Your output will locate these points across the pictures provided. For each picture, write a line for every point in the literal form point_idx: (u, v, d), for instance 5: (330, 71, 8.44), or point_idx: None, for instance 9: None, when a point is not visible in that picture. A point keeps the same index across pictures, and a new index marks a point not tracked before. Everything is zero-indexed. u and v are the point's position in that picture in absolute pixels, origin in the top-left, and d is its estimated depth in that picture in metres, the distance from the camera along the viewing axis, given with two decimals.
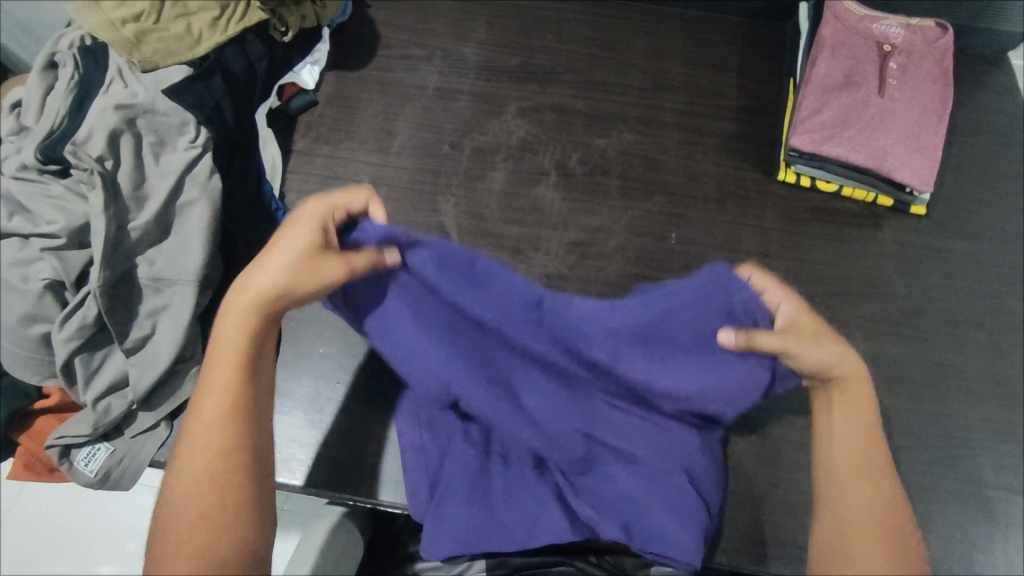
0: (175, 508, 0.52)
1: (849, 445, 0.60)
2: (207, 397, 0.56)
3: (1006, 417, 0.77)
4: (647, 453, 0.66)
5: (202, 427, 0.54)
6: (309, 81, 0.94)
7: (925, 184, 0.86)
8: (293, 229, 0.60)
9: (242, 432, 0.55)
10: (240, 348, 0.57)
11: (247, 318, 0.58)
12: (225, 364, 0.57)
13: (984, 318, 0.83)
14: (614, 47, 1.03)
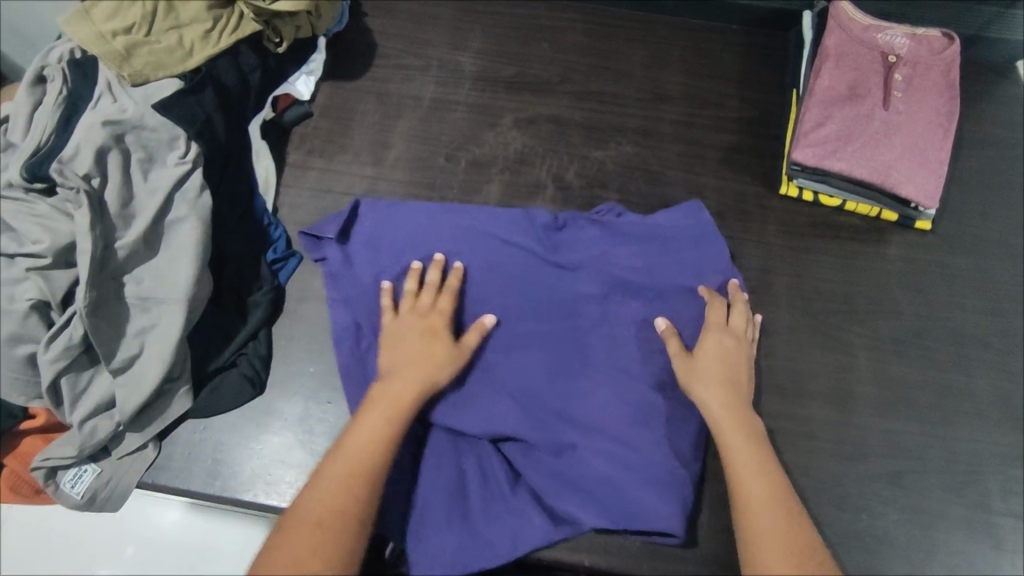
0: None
1: (750, 472, 0.64)
2: (329, 484, 0.60)
3: (1013, 440, 0.75)
4: (628, 447, 0.71)
5: (313, 514, 0.59)
6: (304, 92, 0.93)
7: (931, 200, 0.84)
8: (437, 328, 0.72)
9: (345, 535, 0.58)
10: (373, 458, 0.62)
11: (388, 424, 0.65)
12: (355, 463, 0.62)
13: (990, 336, 0.81)
14: (613, 56, 1.01)
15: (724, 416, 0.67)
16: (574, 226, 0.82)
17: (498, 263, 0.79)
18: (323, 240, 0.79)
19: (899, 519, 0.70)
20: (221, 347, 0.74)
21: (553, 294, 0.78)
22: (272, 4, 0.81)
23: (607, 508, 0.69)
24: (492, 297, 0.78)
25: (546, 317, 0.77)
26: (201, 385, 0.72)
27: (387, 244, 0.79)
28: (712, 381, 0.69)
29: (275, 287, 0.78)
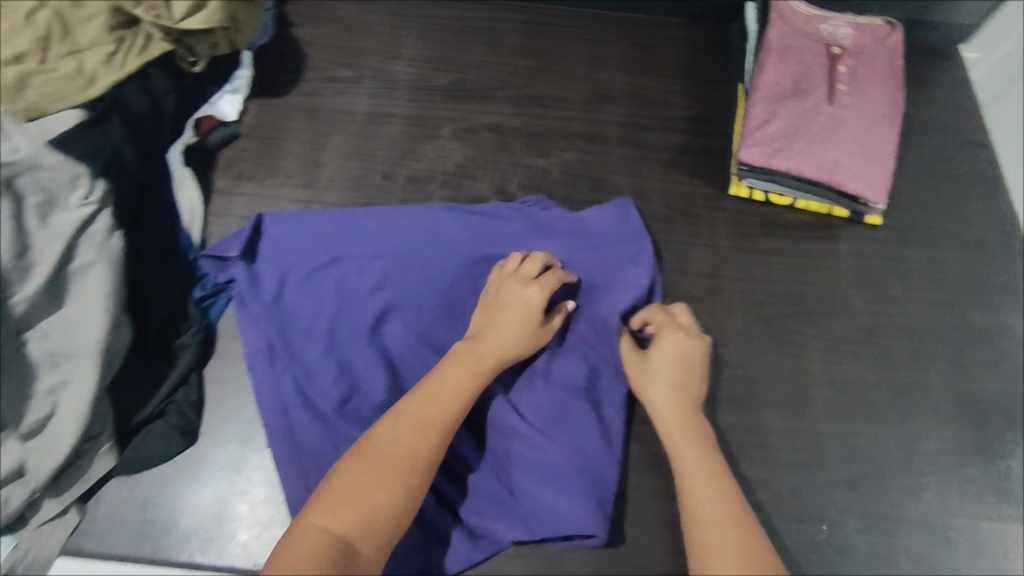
0: (313, 520, 0.57)
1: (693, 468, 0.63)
2: (400, 427, 0.62)
3: (969, 435, 0.74)
4: (553, 450, 0.70)
5: (384, 451, 0.60)
6: (229, 113, 0.87)
7: (879, 195, 0.82)
8: (509, 304, 0.71)
9: (407, 479, 0.59)
10: (448, 410, 0.63)
11: (468, 384, 0.65)
12: (431, 411, 0.63)
13: (942, 330, 0.80)
14: (554, 57, 0.98)
15: (676, 420, 0.67)
16: (490, 222, 0.80)
17: (410, 265, 0.77)
18: (228, 260, 0.76)
19: (857, 526, 0.70)
20: (146, 397, 0.69)
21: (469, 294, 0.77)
22: (181, 22, 0.75)
23: (523, 515, 0.68)
24: (405, 301, 0.76)
25: (454, 311, 0.76)
26: (126, 440, 0.68)
27: (295, 257, 0.77)
28: (667, 383, 0.68)
29: (205, 326, 0.74)
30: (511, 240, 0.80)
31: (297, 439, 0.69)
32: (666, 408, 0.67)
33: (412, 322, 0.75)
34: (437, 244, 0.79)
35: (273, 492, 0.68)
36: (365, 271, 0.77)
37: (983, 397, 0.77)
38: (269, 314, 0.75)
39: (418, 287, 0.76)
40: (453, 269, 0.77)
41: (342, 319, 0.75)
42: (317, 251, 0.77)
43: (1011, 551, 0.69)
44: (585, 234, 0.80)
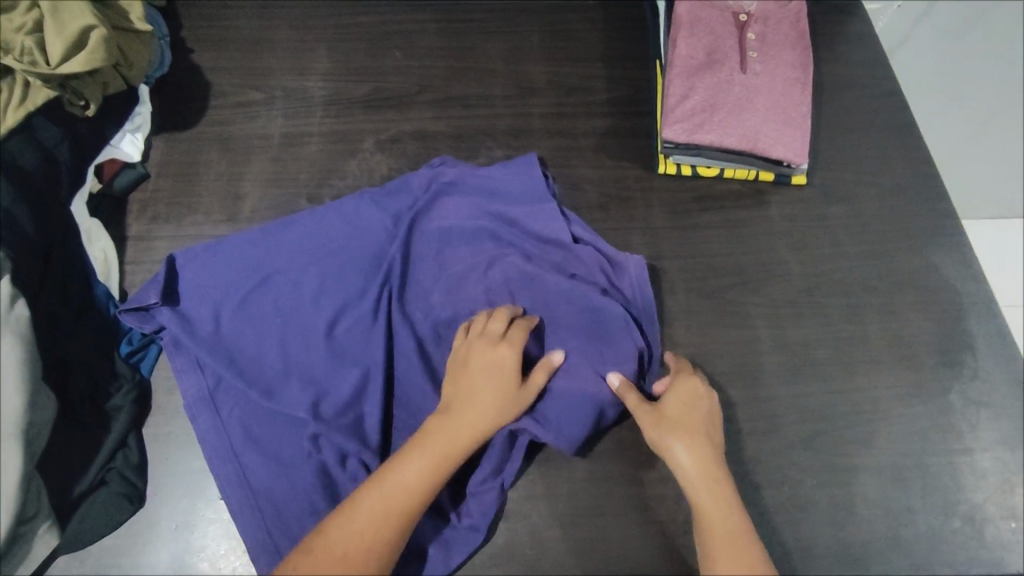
0: (343, 529, 0.56)
1: (721, 545, 0.60)
2: (357, 518, 0.57)
3: (910, 378, 0.78)
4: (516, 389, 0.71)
5: (338, 546, 0.56)
6: (134, 153, 0.83)
7: (800, 157, 0.84)
8: (488, 399, 0.65)
9: (359, 574, 0.55)
10: (410, 503, 0.59)
11: (430, 477, 0.60)
12: (393, 503, 0.58)
13: (875, 280, 0.83)
14: (470, 54, 0.96)
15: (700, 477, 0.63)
16: (403, 198, 0.78)
17: (336, 261, 0.74)
18: (151, 309, 0.71)
19: (816, 483, 0.72)
20: (82, 467, 0.65)
21: (403, 279, 0.75)
22: (58, 67, 0.70)
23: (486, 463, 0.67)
24: (344, 298, 0.73)
25: (387, 294, 0.73)
26: (67, 514, 0.64)
27: (223, 287, 0.72)
28: (682, 430, 0.65)
29: (138, 381, 0.70)
30: (441, 224, 0.77)
31: (250, 482, 0.66)
32: (687, 464, 0.64)
33: (353, 321, 0.72)
34: (360, 234, 0.76)
35: (232, 543, 0.66)
36: (297, 282, 0.73)
37: (920, 339, 0.80)
38: (201, 350, 0.69)
39: (345, 279, 0.73)
40: (382, 255, 0.75)
41: (285, 333, 0.71)
42: (243, 272, 0.73)
43: (958, 482, 0.73)
44: (495, 191, 0.79)
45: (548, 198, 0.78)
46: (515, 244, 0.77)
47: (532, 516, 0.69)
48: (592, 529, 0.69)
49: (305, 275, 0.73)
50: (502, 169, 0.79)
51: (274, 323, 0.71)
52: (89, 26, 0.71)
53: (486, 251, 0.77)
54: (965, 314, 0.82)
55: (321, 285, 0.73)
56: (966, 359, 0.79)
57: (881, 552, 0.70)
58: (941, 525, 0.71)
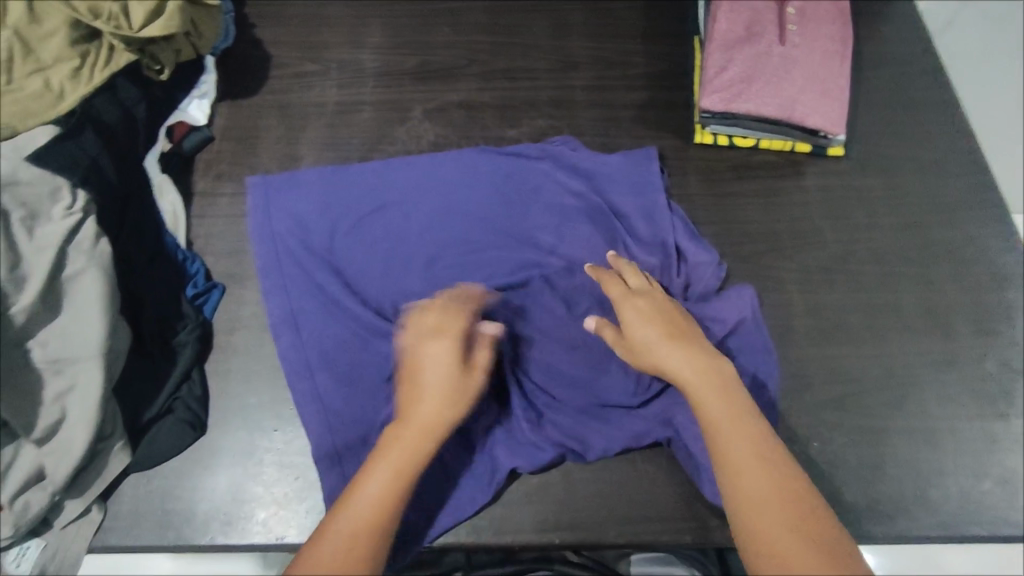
0: (379, 474, 0.60)
1: (722, 417, 0.61)
2: (373, 476, 0.60)
3: (943, 345, 0.78)
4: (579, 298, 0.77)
5: (361, 505, 0.58)
6: (200, 117, 0.89)
7: (838, 127, 0.86)
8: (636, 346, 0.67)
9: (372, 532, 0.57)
10: (416, 455, 0.61)
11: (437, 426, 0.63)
12: (404, 457, 0.61)
13: (913, 251, 0.84)
14: (515, 30, 1.00)
15: (699, 378, 0.63)
16: (522, 154, 0.85)
17: (441, 202, 0.82)
18: (267, 220, 0.80)
19: (846, 441, 0.73)
20: (153, 395, 0.70)
21: (496, 224, 0.81)
22: (140, 31, 0.76)
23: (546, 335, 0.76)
24: (441, 238, 0.80)
25: (481, 244, 0.80)
26: (140, 436, 0.69)
27: (338, 216, 0.81)
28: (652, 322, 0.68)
29: (202, 322, 0.75)
30: (544, 182, 0.83)
31: (323, 400, 0.71)
32: (673, 360, 0.65)
33: (442, 266, 0.78)
34: (471, 187, 0.83)
35: (285, 472, 0.71)
36: (407, 217, 0.81)
37: (957, 309, 0.80)
38: (310, 256, 0.78)
39: (443, 223, 0.81)
40: (481, 205, 0.82)
41: (384, 255, 0.79)
42: (358, 196, 0.82)
43: (993, 449, 0.73)
44: (599, 172, 0.84)
45: (642, 184, 0.83)
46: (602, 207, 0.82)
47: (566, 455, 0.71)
48: (624, 476, 0.71)
49: (410, 218, 0.81)
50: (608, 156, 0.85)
51: (376, 246, 0.79)
52: None
53: (569, 217, 0.81)
54: (1004, 284, 0.82)
55: (424, 228, 0.80)
56: (1004, 329, 0.79)
57: (911, 510, 0.70)
58: (974, 487, 0.71)
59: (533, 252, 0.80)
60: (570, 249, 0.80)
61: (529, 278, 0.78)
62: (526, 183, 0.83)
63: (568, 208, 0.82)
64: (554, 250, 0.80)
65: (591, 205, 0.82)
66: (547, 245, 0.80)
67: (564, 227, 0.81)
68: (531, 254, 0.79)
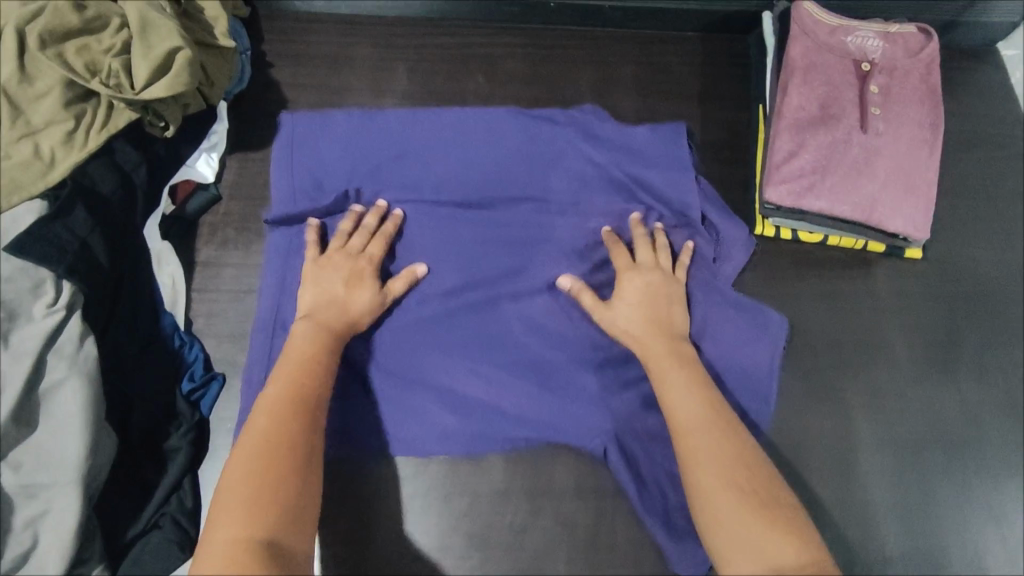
0: (298, 349, 0.63)
1: (683, 401, 0.62)
2: (268, 415, 0.57)
3: (1011, 489, 0.73)
4: (596, 266, 0.75)
5: (258, 441, 0.55)
6: (208, 174, 0.80)
7: (921, 231, 0.76)
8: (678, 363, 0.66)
9: (281, 457, 0.54)
10: (311, 386, 0.60)
11: (316, 350, 0.63)
12: (298, 390, 0.59)
13: (987, 376, 0.76)
14: (556, 84, 0.90)
15: (663, 357, 0.66)
16: (555, 118, 0.78)
17: (461, 163, 0.77)
18: (294, 148, 0.76)
19: None
20: (138, 510, 0.63)
21: (523, 185, 0.77)
22: (143, 91, 0.67)
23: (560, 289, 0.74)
24: (462, 192, 0.76)
25: (501, 203, 0.77)
26: (120, 557, 0.62)
27: (360, 153, 0.76)
28: (638, 302, 0.69)
29: (197, 421, 0.68)
30: (574, 148, 0.77)
31: None
32: (638, 328, 0.68)
33: (458, 218, 0.76)
34: (500, 146, 0.77)
35: None
36: (429, 166, 0.77)
37: None
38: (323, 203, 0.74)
39: (465, 179, 0.77)
40: (508, 166, 0.77)
41: (401, 205, 0.76)
42: (379, 144, 0.76)
43: None
44: (635, 149, 0.78)
45: (678, 160, 0.78)
46: (629, 175, 0.77)
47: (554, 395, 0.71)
48: None
49: (433, 173, 0.76)
50: (647, 129, 0.79)
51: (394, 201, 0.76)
52: (176, 49, 0.68)
53: (593, 189, 0.77)
54: None
55: (445, 182, 0.76)
56: None
57: None
58: None
59: (551, 224, 0.76)
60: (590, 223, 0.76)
61: (547, 247, 0.75)
62: (558, 147, 0.78)
63: (593, 176, 0.77)
64: (577, 221, 0.76)
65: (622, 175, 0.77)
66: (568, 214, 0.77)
67: (588, 200, 0.77)
68: (550, 222, 0.76)
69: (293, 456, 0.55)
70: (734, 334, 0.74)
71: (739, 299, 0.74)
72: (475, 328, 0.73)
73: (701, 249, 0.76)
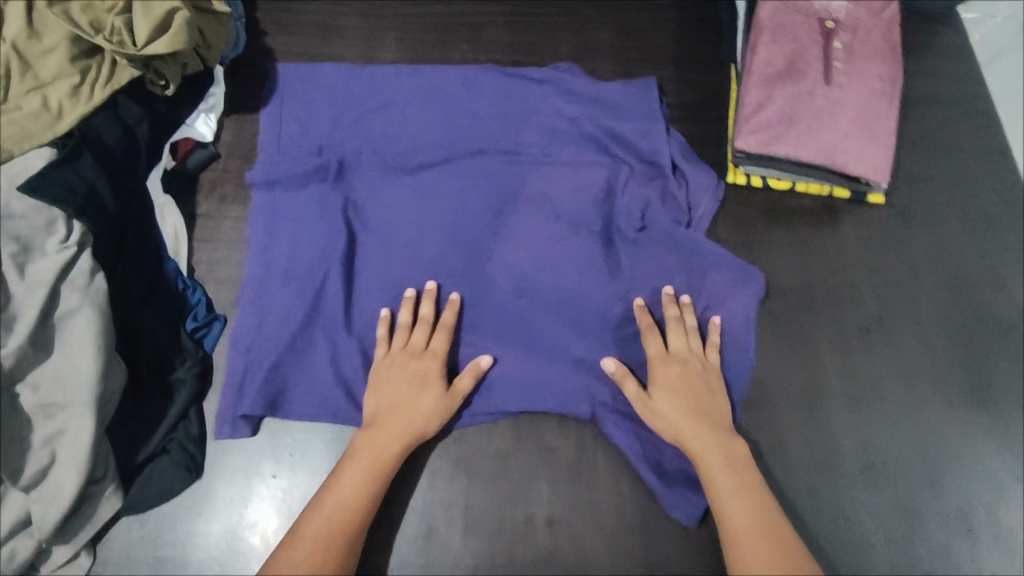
0: (360, 463, 0.65)
1: (723, 478, 0.65)
2: (325, 504, 0.64)
3: (981, 421, 0.73)
4: (565, 208, 0.80)
5: (319, 529, 0.62)
6: (207, 134, 0.83)
7: (881, 175, 0.80)
8: (723, 437, 0.67)
9: (341, 543, 0.62)
10: (371, 485, 0.65)
11: (373, 474, 0.65)
12: (353, 498, 0.64)
13: (955, 315, 0.78)
14: (537, 50, 0.94)
15: (708, 441, 0.66)
16: (528, 77, 0.86)
17: (437, 117, 0.84)
18: (284, 104, 0.86)
19: (875, 521, 0.70)
20: (147, 436, 0.68)
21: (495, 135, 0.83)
22: (143, 48, 0.71)
23: (528, 228, 0.79)
24: (436, 143, 0.83)
25: (475, 152, 0.82)
26: (132, 478, 0.67)
27: (345, 108, 0.85)
28: (681, 387, 0.69)
29: (202, 358, 0.72)
30: (542, 101, 0.84)
31: (308, 268, 0.77)
32: (682, 410, 0.68)
33: (430, 165, 0.81)
34: (473, 103, 0.85)
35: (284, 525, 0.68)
36: (405, 120, 0.84)
37: (1002, 383, 0.75)
38: (307, 144, 0.83)
39: (442, 132, 0.83)
40: (482, 119, 0.84)
41: (380, 154, 0.82)
42: (361, 97, 0.85)
43: None
44: (607, 102, 0.84)
45: (652, 113, 0.83)
46: (598, 125, 0.83)
47: (530, 329, 0.75)
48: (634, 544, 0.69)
49: (410, 127, 0.84)
50: (617, 87, 0.85)
51: (373, 142, 0.83)
52: (175, 10, 0.72)
53: (564, 140, 0.82)
54: None
55: (423, 134, 0.83)
56: None
57: None
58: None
59: (523, 170, 0.81)
60: (560, 168, 0.81)
61: (524, 189, 0.80)
62: (530, 103, 0.84)
63: (567, 127, 0.83)
64: (546, 166, 0.81)
65: (594, 126, 0.83)
66: (538, 160, 0.82)
67: (561, 148, 0.82)
68: (523, 168, 0.81)
69: (350, 538, 0.63)
70: (711, 279, 0.76)
71: (715, 249, 0.76)
72: (448, 266, 0.77)
73: (675, 195, 0.80)
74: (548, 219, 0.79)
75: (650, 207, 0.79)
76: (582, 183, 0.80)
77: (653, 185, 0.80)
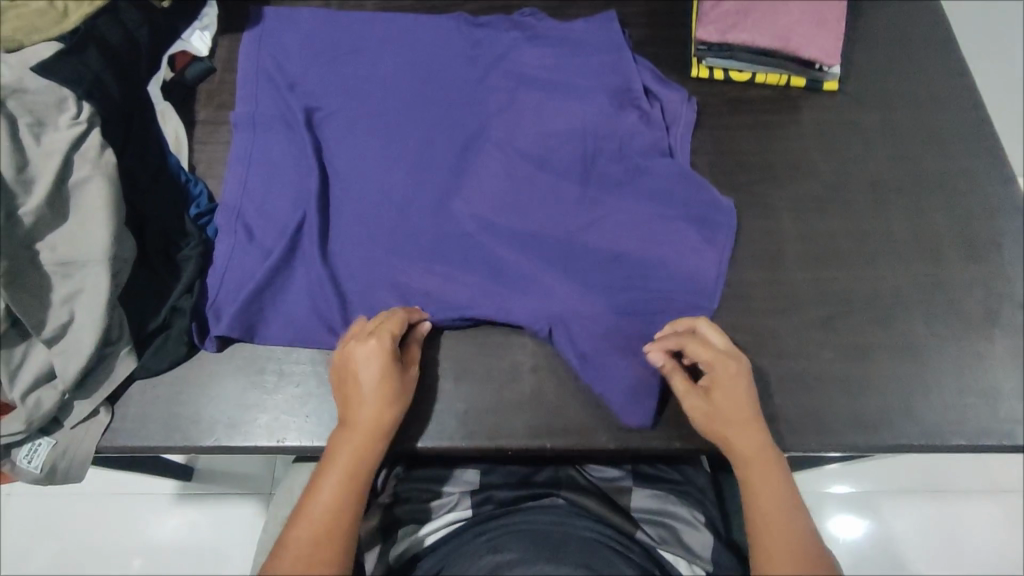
0: (339, 460, 0.63)
1: (761, 484, 0.64)
2: (311, 506, 0.61)
3: (930, 272, 0.79)
4: (535, 138, 0.84)
5: (309, 531, 0.60)
6: (202, 48, 0.89)
7: (832, 58, 0.86)
8: (765, 445, 0.66)
9: (334, 544, 0.60)
10: (354, 478, 0.63)
11: (355, 463, 0.63)
12: (339, 490, 0.62)
13: (903, 183, 0.84)
14: None
15: (749, 444, 0.66)
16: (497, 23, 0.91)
17: (411, 57, 0.88)
18: (262, 40, 0.88)
19: (835, 356, 0.75)
20: (156, 308, 0.72)
21: (466, 72, 0.88)
22: None
23: (501, 154, 0.83)
24: (410, 83, 0.87)
25: (449, 89, 0.87)
26: (144, 344, 0.72)
27: (322, 47, 0.88)
28: (733, 391, 0.67)
29: (205, 241, 0.78)
30: (509, 44, 0.89)
31: (289, 199, 0.80)
32: (730, 410, 0.67)
33: (403, 100, 0.86)
34: (445, 44, 0.89)
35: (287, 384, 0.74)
36: (377, 62, 0.88)
37: (947, 238, 0.81)
38: (280, 79, 0.86)
39: (416, 72, 0.87)
40: (454, 59, 0.88)
41: (357, 88, 0.86)
42: (336, 38, 0.89)
43: (972, 364, 0.75)
44: (576, 41, 0.89)
45: (621, 45, 0.88)
46: (564, 59, 0.88)
47: (506, 241, 0.79)
48: None
49: (385, 66, 0.88)
50: (583, 26, 0.90)
51: (343, 83, 0.86)
52: None
53: (532, 78, 0.87)
54: (993, 213, 0.83)
55: (396, 74, 0.87)
56: (992, 256, 0.80)
57: (894, 421, 0.73)
58: (954, 400, 0.74)
59: (494, 106, 0.86)
60: (530, 100, 0.86)
61: (494, 122, 0.85)
62: (499, 45, 0.89)
63: (537, 66, 0.88)
64: (514, 99, 0.86)
65: (564, 62, 0.88)
66: (507, 93, 0.87)
67: (531, 84, 0.87)
68: (494, 104, 0.86)
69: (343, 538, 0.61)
70: (682, 193, 0.81)
71: (673, 178, 0.81)
72: (423, 192, 0.81)
73: (651, 113, 0.85)
74: (517, 146, 0.83)
75: (635, 133, 0.84)
76: (547, 119, 0.85)
77: (631, 113, 0.84)
